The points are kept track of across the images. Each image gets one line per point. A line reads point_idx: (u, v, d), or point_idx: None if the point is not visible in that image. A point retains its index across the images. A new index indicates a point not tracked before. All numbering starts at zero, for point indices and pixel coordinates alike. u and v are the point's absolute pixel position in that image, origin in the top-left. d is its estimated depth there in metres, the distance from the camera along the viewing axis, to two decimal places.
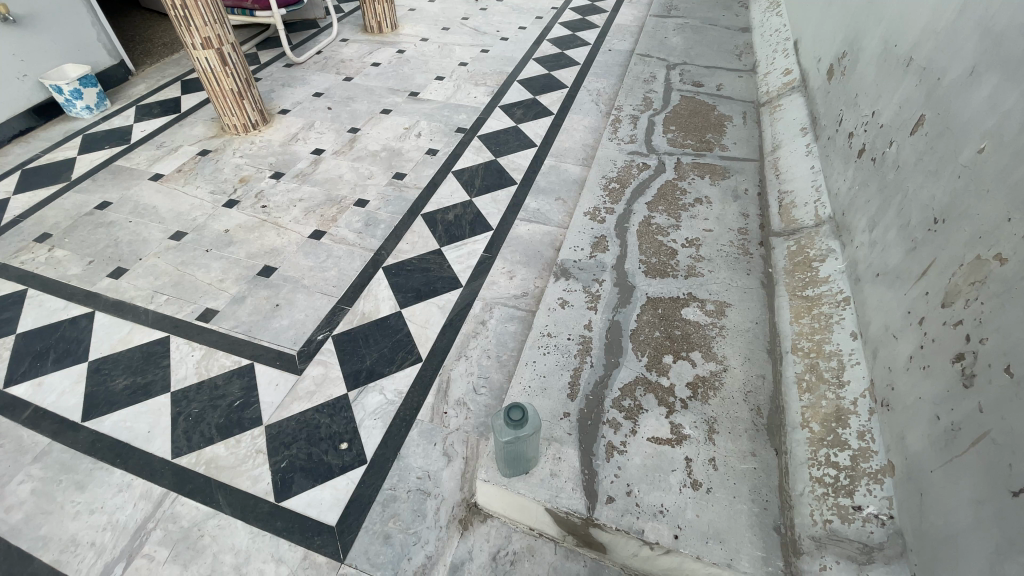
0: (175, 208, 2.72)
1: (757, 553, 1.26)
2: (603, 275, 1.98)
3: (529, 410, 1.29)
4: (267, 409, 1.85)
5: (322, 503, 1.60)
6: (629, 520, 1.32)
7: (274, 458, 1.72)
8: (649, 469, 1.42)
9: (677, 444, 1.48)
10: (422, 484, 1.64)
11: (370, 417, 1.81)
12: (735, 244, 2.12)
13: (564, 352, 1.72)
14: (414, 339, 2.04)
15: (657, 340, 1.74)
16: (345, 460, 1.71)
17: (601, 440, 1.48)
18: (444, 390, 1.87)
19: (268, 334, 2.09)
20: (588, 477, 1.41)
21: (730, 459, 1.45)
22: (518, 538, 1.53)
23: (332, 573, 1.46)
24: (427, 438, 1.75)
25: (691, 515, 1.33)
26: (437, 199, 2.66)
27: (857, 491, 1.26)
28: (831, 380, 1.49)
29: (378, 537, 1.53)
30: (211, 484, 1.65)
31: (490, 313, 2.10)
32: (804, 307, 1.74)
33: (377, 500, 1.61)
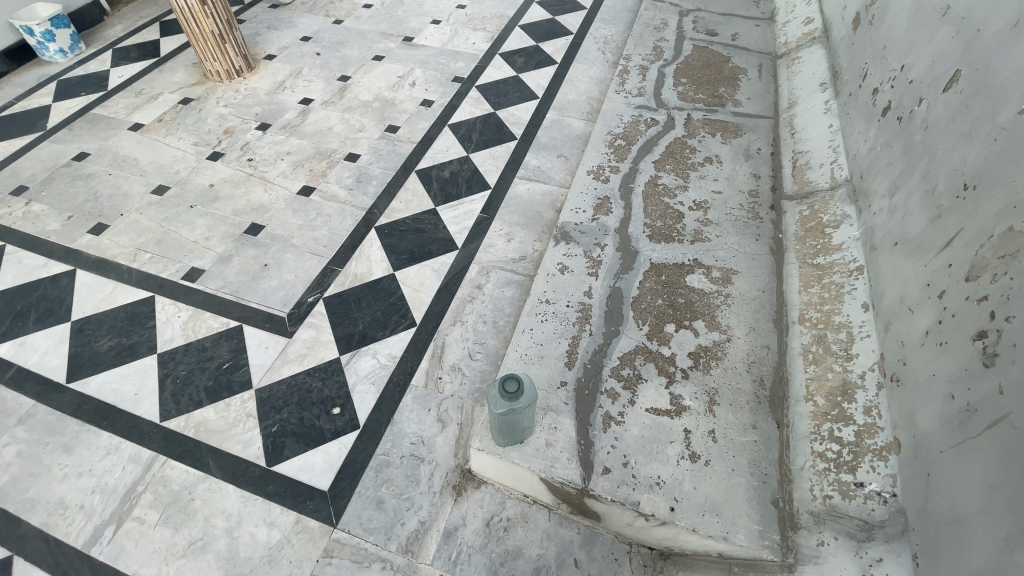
0: (156, 161, 2.59)
1: (753, 527, 1.24)
2: (605, 239, 1.88)
3: (527, 388, 1.23)
4: (257, 371, 1.80)
5: (314, 468, 1.58)
6: (624, 492, 1.30)
7: (265, 422, 1.68)
8: (646, 440, 1.38)
9: (676, 415, 1.43)
10: (415, 450, 1.62)
11: (362, 382, 1.77)
12: (745, 208, 2.01)
13: (563, 319, 1.65)
14: (408, 302, 1.97)
15: (659, 308, 1.66)
16: (337, 425, 1.67)
17: (598, 411, 1.44)
18: (440, 356, 1.81)
19: (257, 296, 2.01)
20: (584, 448, 1.37)
21: (730, 431, 1.40)
22: (511, 505, 1.52)
23: (325, 538, 1.46)
24: (422, 404, 1.71)
25: (688, 487, 1.30)
26: (432, 155, 2.52)
27: (860, 467, 1.23)
28: (839, 353, 1.43)
29: (371, 502, 1.52)
30: (201, 448, 1.63)
31: (487, 277, 2.02)
32: (814, 276, 1.67)
33: (370, 465, 1.59)
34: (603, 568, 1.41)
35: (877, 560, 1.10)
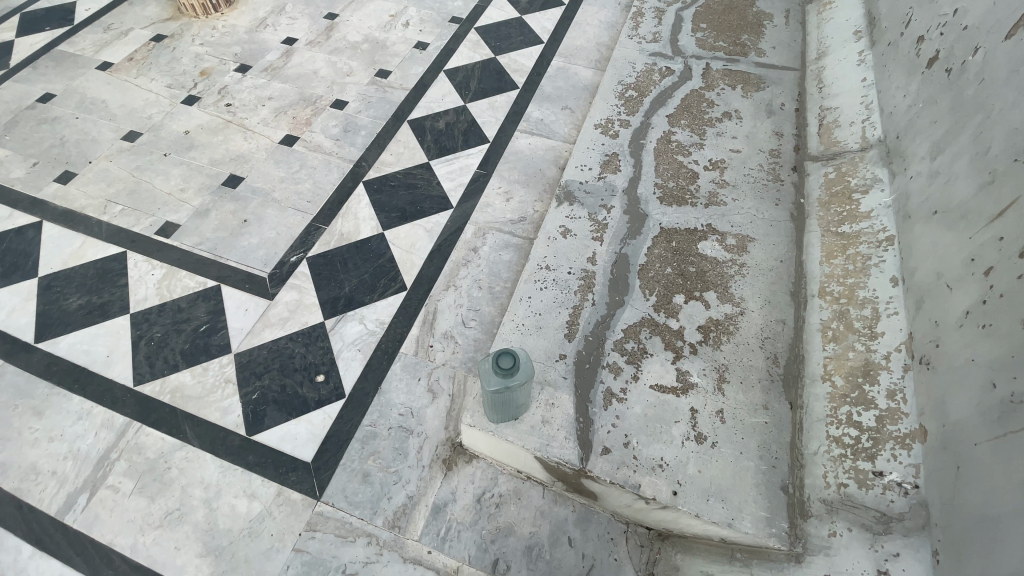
0: (127, 105, 2.38)
1: (761, 514, 1.16)
2: (611, 200, 1.73)
3: (518, 371, 1.10)
4: (236, 335, 1.69)
5: (297, 438, 1.50)
6: (624, 473, 1.21)
7: (245, 389, 1.59)
8: (649, 419, 1.28)
9: (683, 393, 1.32)
10: (404, 421, 1.53)
11: (348, 348, 1.66)
12: (765, 169, 1.85)
13: (563, 287, 1.52)
14: (398, 265, 1.83)
15: (668, 277, 1.53)
16: (321, 393, 1.57)
17: (599, 386, 1.33)
18: (431, 322, 1.70)
19: (236, 254, 1.88)
20: (582, 426, 1.27)
21: (739, 411, 1.30)
22: (504, 481, 1.45)
23: (308, 511, 1.39)
24: (411, 372, 1.61)
25: (692, 470, 1.21)
26: (426, 104, 2.32)
27: (880, 455, 1.14)
28: (862, 331, 1.32)
29: (357, 475, 1.44)
30: (177, 415, 1.54)
31: (483, 239, 1.87)
32: (838, 246, 1.53)
33: (356, 437, 1.50)
34: (598, 548, 1.35)
35: (894, 555, 1.03)
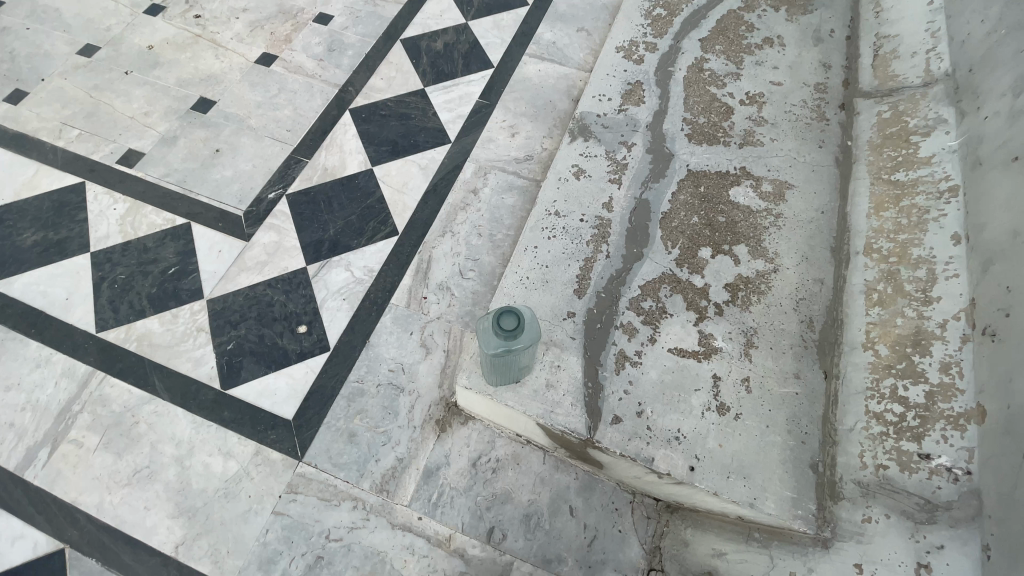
0: (83, 14, 2.09)
1: (787, 494, 1.05)
2: (632, 136, 1.51)
3: (523, 335, 0.95)
4: (209, 279, 1.53)
5: (276, 394, 1.36)
6: (637, 446, 1.08)
7: (219, 338, 1.44)
8: (667, 387, 1.14)
9: (705, 358, 1.17)
10: (394, 378, 1.38)
11: (333, 297, 1.49)
12: (809, 106, 1.62)
13: (575, 235, 1.33)
14: (389, 205, 1.64)
15: (694, 228, 1.35)
16: (303, 346, 1.42)
17: (611, 348, 1.18)
18: (425, 271, 1.51)
19: (208, 189, 1.69)
20: (591, 392, 1.13)
21: (768, 380, 1.16)
22: (502, 445, 1.33)
23: (289, 472, 1.27)
24: (402, 326, 1.44)
25: (712, 445, 1.09)
26: (421, 21, 2.03)
27: (927, 436, 1.00)
28: (915, 295, 1.15)
29: (342, 435, 1.32)
30: (145, 365, 1.40)
31: (484, 180, 1.66)
32: (890, 196, 1.33)
33: (342, 394, 1.36)
34: (601, 518, 1.26)
35: (936, 547, 0.91)
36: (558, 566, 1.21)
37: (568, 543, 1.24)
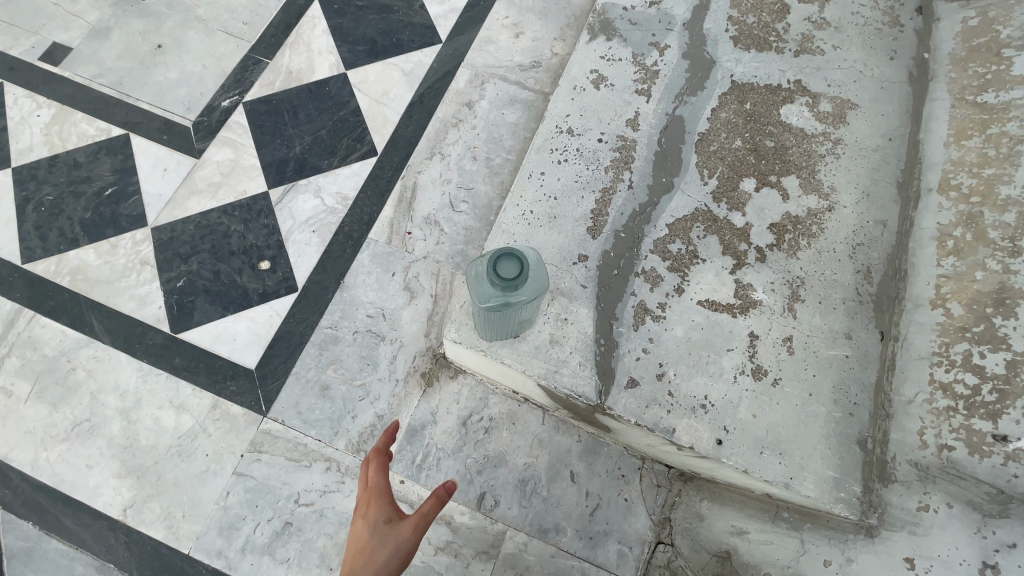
0: None
1: (828, 474, 0.89)
2: (666, 37, 1.22)
3: (517, 281, 0.72)
4: (153, 204, 1.30)
5: (235, 340, 1.17)
6: (655, 415, 0.91)
7: (167, 274, 1.23)
8: (694, 346, 0.95)
9: (741, 313, 0.98)
10: (374, 324, 1.18)
11: (300, 228, 1.26)
12: (880, 7, 1.31)
13: (591, 160, 1.09)
14: (366, 120, 1.37)
15: (736, 154, 1.11)
16: (265, 284, 1.22)
17: (630, 299, 0.98)
18: (410, 201, 1.27)
19: (149, 94, 1.41)
20: (604, 350, 0.95)
21: (814, 340, 0.97)
22: (496, 403, 1.16)
23: (251, 429, 1.11)
24: (382, 265, 1.22)
25: (744, 415, 0.92)
26: None
27: (1005, 416, 0.79)
28: (1001, 240, 0.89)
29: (313, 388, 1.14)
30: (80, 304, 1.21)
31: (481, 91, 1.38)
32: (972, 124, 1.04)
33: (312, 341, 1.17)
34: (605, 486, 1.12)
35: (1008, 546, 0.74)
36: (556, 536, 1.09)
37: (568, 512, 1.11)
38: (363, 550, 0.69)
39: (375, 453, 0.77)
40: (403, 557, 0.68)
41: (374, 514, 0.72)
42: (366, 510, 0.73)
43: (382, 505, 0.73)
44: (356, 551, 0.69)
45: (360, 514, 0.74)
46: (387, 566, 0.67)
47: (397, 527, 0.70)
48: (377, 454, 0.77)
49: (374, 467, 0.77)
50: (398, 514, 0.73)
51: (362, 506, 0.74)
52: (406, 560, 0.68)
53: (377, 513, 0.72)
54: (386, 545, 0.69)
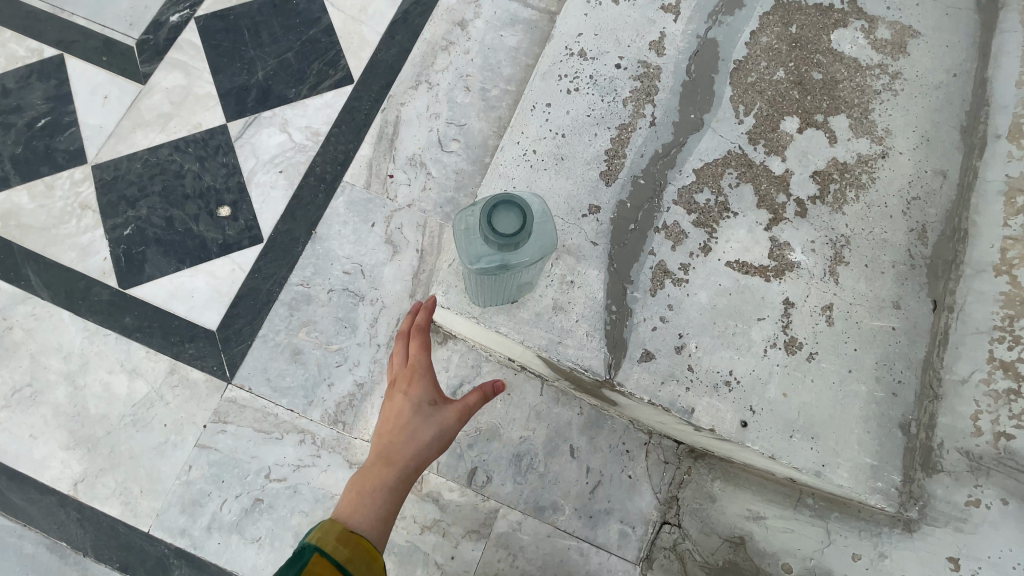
0: None
1: (865, 461, 0.79)
2: None
3: (518, 238, 0.57)
4: (92, 138, 1.12)
5: (193, 297, 1.03)
6: (671, 393, 0.79)
7: (112, 221, 1.08)
8: (720, 314, 0.82)
9: (775, 277, 0.84)
10: (351, 282, 1.03)
11: (265, 169, 1.10)
12: None
13: (606, 90, 0.92)
14: (340, 41, 1.16)
15: (777, 88, 0.93)
16: (225, 234, 1.06)
17: (647, 259, 0.84)
18: (392, 138, 1.10)
19: (82, 5, 1.18)
20: (615, 319, 0.81)
21: (857, 309, 0.84)
22: (490, 372, 1.04)
23: (214, 397, 0.99)
24: (360, 213, 1.06)
25: (774, 394, 0.80)
26: None
27: None
28: None
29: (283, 352, 1.01)
30: (14, 254, 1.06)
31: (476, 7, 1.17)
32: None
33: (281, 300, 1.02)
34: (608, 462, 1.02)
35: None
36: (553, 515, 1.00)
37: (566, 489, 1.01)
38: (403, 427, 0.65)
39: (417, 329, 0.72)
40: (444, 443, 0.66)
41: (416, 393, 0.68)
42: (407, 387, 0.69)
43: (425, 385, 0.69)
44: (395, 427, 0.66)
45: (396, 390, 0.69)
46: (429, 449, 0.65)
47: (440, 412, 0.67)
48: (419, 331, 0.72)
49: (414, 344, 0.71)
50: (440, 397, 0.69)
51: (403, 382, 0.69)
52: (444, 444, 0.67)
53: (419, 393, 0.68)
54: (429, 426, 0.66)
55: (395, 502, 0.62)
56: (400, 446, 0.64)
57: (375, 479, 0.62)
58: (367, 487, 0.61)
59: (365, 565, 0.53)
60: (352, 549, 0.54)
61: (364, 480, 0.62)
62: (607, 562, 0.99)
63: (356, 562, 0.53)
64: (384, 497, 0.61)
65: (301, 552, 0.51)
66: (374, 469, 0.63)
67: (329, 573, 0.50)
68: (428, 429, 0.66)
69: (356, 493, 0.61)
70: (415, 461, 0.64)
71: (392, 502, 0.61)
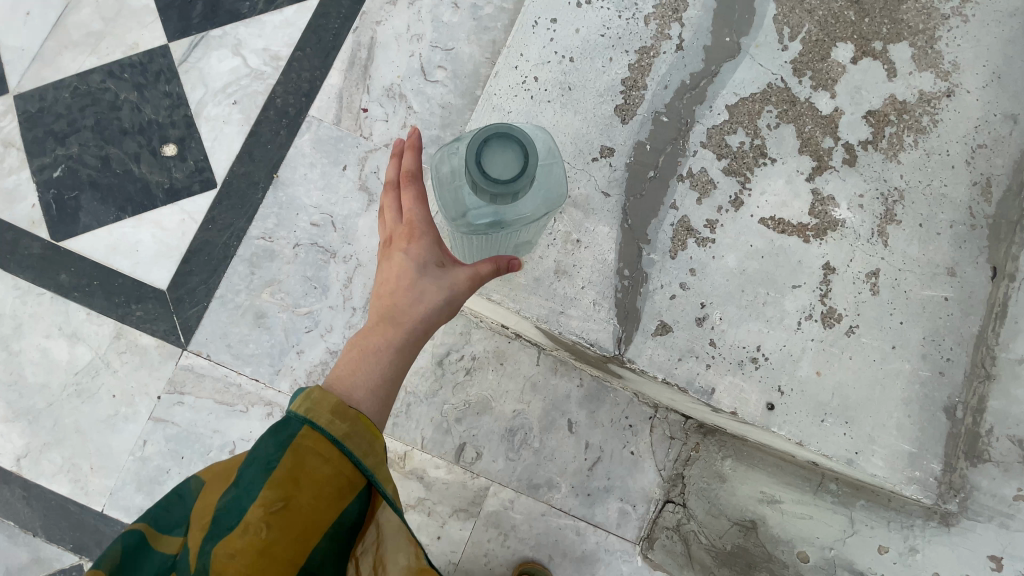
0: None
1: (903, 449, 0.70)
2: None
3: (514, 187, 0.44)
4: (8, 59, 0.94)
5: (139, 251, 0.90)
6: (689, 371, 0.69)
7: (40, 161, 0.92)
8: (749, 280, 0.70)
9: (815, 237, 0.72)
10: (320, 235, 0.89)
11: (217, 100, 0.93)
12: None
13: (623, 4, 0.75)
14: None
15: (830, 4, 0.77)
16: (173, 178, 0.92)
17: (668, 215, 0.71)
18: (365, 64, 0.93)
19: None
20: (627, 287, 0.70)
21: (906, 276, 0.72)
22: (480, 339, 0.92)
23: (168, 365, 0.87)
24: (330, 155, 0.91)
25: (807, 372, 0.70)
26: None
27: None
28: None
29: (245, 315, 0.88)
30: None
31: None
32: None
33: (240, 255, 0.89)
34: (608, 438, 0.92)
35: None
36: (548, 493, 0.91)
37: (563, 466, 0.92)
38: (406, 289, 0.52)
39: (410, 177, 0.54)
40: (455, 308, 0.54)
41: (418, 251, 0.53)
42: (407, 244, 0.54)
43: (428, 243, 0.54)
44: (397, 289, 0.52)
45: (393, 247, 0.55)
46: (440, 314, 0.53)
47: (450, 274, 0.53)
48: (413, 179, 0.54)
49: (410, 195, 0.55)
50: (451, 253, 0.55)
51: (401, 239, 0.54)
52: (456, 308, 0.55)
53: (423, 251, 0.53)
54: (436, 289, 0.52)
55: (402, 369, 0.51)
56: (403, 308, 0.52)
57: (376, 342, 0.51)
58: (366, 351, 0.50)
59: (364, 442, 0.43)
60: (350, 422, 0.43)
61: (363, 343, 0.51)
62: (605, 541, 0.91)
63: (356, 438, 0.43)
64: (390, 362, 0.50)
65: (286, 422, 0.42)
66: (374, 332, 0.52)
67: (321, 449, 0.41)
68: (437, 290, 0.53)
69: (353, 357, 0.50)
70: (422, 325, 0.52)
71: (397, 368, 0.51)
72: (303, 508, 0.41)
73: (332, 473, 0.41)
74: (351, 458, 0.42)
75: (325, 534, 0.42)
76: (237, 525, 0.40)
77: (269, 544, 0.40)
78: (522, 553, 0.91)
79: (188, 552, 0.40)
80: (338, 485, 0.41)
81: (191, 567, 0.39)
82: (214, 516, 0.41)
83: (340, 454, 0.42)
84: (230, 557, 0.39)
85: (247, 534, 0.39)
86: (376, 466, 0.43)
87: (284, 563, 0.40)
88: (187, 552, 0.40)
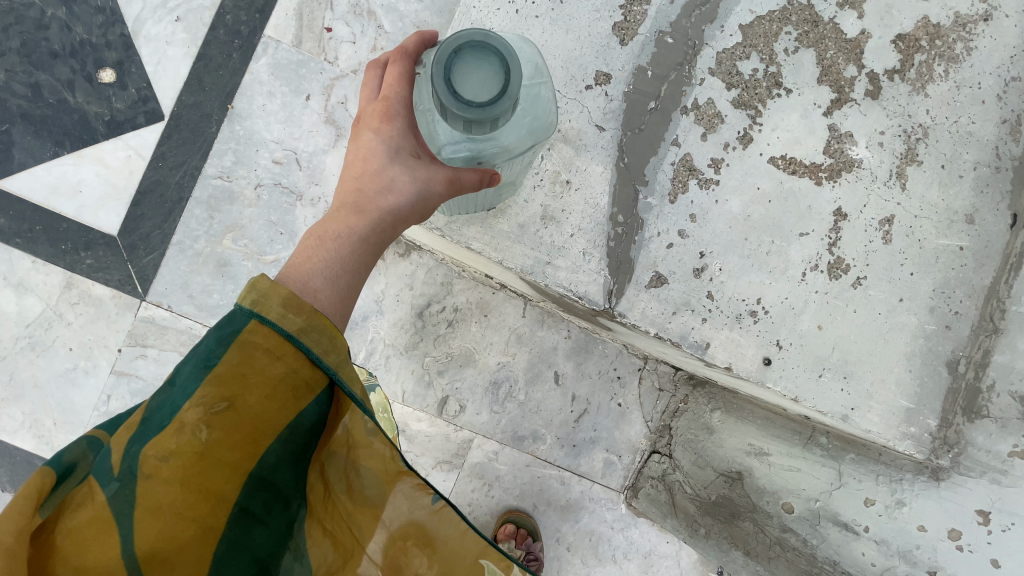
0: None
1: (900, 404, 0.67)
2: None
3: (494, 111, 0.36)
4: None
5: (83, 191, 0.81)
6: (683, 325, 0.65)
7: None
8: (753, 228, 0.65)
9: (827, 180, 0.65)
10: (284, 174, 0.81)
11: (159, 17, 0.81)
12: None
13: None
14: None
15: None
16: (115, 109, 0.81)
17: (669, 153, 0.64)
18: None
19: None
20: (620, 235, 0.64)
21: (922, 223, 0.66)
22: (462, 289, 0.87)
23: (127, 317, 0.81)
24: (290, 83, 0.81)
25: (807, 326, 0.65)
26: None
27: None
28: None
29: (206, 263, 0.81)
30: None
31: None
32: None
33: (197, 196, 0.81)
34: (596, 389, 0.89)
35: None
36: (533, 445, 0.90)
37: (548, 418, 0.89)
38: (374, 175, 0.45)
39: (402, 55, 0.47)
40: (428, 208, 0.48)
41: (390, 134, 0.46)
42: (378, 124, 0.46)
43: (402, 127, 0.46)
44: (363, 175, 0.45)
45: (361, 129, 0.47)
46: (411, 210, 0.46)
47: (426, 167, 0.46)
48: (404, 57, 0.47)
49: (394, 73, 0.47)
50: (428, 147, 0.48)
51: (372, 118, 0.46)
52: (430, 209, 0.48)
53: (396, 136, 0.46)
54: (409, 180, 0.45)
55: (366, 263, 0.44)
56: (369, 196, 0.45)
57: (338, 228, 0.44)
58: (324, 240, 0.43)
59: (323, 339, 0.37)
60: (307, 317, 0.37)
61: (321, 231, 0.44)
62: (590, 490, 0.90)
63: (314, 334, 0.37)
64: (351, 255, 0.43)
65: (230, 316, 0.35)
66: (334, 219, 0.44)
67: (269, 348, 0.35)
68: (408, 180, 0.45)
69: (312, 243, 0.42)
70: (390, 217, 0.45)
71: (361, 262, 0.44)
72: (252, 408, 0.35)
73: (286, 371, 0.35)
74: (309, 356, 0.36)
75: (279, 437, 0.36)
76: (172, 424, 0.34)
77: (210, 447, 0.34)
78: (506, 503, 0.90)
79: (113, 454, 0.34)
80: (294, 384, 0.36)
81: (116, 471, 0.33)
82: (147, 417, 0.35)
83: (293, 352, 0.36)
84: (163, 458, 0.33)
85: (183, 435, 0.34)
86: (338, 365, 0.38)
87: (231, 468, 0.35)
88: (112, 455, 0.34)
